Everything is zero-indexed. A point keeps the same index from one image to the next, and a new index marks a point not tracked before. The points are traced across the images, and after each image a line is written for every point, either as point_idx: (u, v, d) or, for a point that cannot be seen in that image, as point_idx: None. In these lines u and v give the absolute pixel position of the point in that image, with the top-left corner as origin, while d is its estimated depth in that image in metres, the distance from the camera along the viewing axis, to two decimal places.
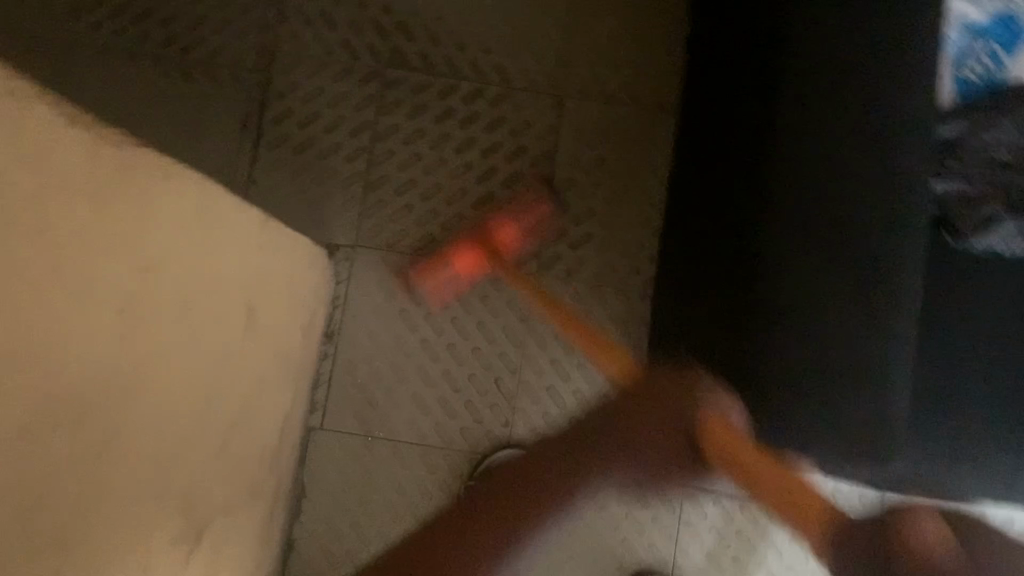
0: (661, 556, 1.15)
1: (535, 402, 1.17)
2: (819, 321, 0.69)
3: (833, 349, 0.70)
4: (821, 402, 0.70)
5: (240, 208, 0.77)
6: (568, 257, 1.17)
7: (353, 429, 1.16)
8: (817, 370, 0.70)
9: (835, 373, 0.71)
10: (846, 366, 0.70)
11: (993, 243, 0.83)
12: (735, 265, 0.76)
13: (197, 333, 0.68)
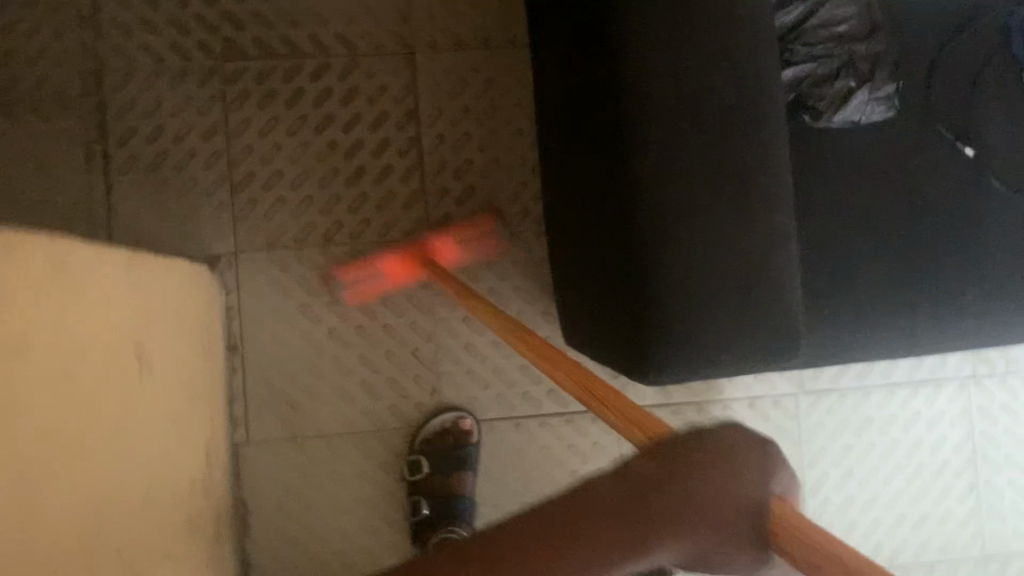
0: None
1: (457, 363, 1.17)
2: (704, 249, 0.73)
3: (726, 272, 0.74)
4: (714, 334, 0.75)
5: (97, 250, 0.72)
6: (457, 214, 1.16)
7: (282, 435, 1.14)
8: (719, 301, 0.74)
9: (733, 298, 0.75)
10: (741, 283, 0.74)
11: (853, 114, 0.85)
12: (604, 217, 0.78)
13: (83, 393, 0.65)
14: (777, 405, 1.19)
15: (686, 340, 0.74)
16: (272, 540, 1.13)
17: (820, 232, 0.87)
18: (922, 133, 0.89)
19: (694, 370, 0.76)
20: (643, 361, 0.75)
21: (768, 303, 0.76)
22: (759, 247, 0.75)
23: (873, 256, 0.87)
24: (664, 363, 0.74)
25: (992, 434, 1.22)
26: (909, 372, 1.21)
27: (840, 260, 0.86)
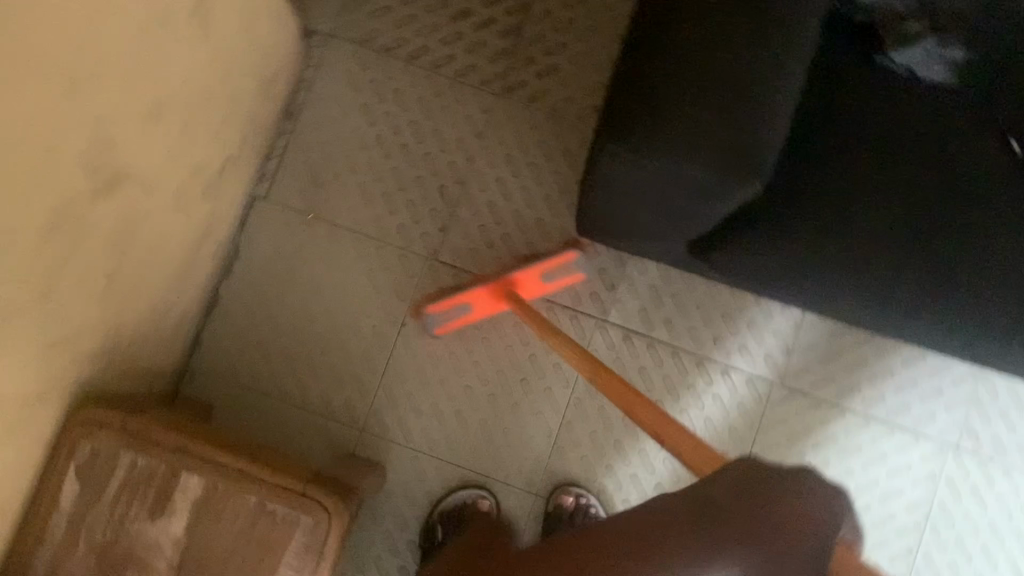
0: (565, 378, 1.19)
1: (474, 215, 1.21)
2: (713, 51, 0.72)
3: (729, 80, 0.72)
4: (685, 137, 0.71)
5: None
6: (532, 84, 1.21)
7: (296, 206, 1.21)
8: (708, 102, 0.72)
9: (726, 109, 0.72)
10: (741, 102, 0.72)
11: (914, 63, 0.91)
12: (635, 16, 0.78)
13: None
14: (749, 383, 1.18)
15: (658, 129, 0.71)
16: (244, 291, 1.20)
17: (823, 166, 0.88)
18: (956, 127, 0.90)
19: (651, 170, 0.74)
20: (606, 140, 0.74)
21: (756, 138, 0.73)
22: (772, 88, 0.74)
23: (869, 207, 0.87)
24: (626, 140, 0.72)
25: (951, 512, 1.16)
26: (891, 412, 1.18)
27: (836, 200, 0.87)
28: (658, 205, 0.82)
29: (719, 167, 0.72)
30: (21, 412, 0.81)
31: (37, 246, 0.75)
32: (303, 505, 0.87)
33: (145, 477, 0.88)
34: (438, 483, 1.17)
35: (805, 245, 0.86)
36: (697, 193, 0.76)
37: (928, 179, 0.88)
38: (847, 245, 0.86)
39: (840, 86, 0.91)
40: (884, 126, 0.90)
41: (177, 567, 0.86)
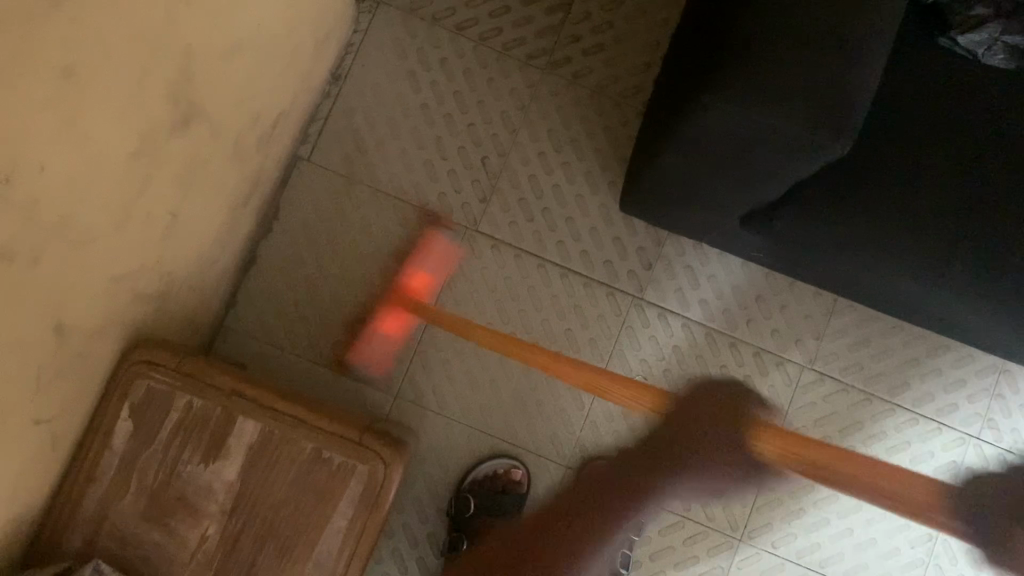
0: (600, 353, 1.20)
1: (515, 187, 1.21)
2: (812, 14, 0.76)
3: (823, 39, 0.76)
4: (782, 91, 0.75)
5: None
6: (578, 61, 1.22)
7: (338, 170, 1.20)
8: (802, 60, 0.75)
9: (818, 66, 0.76)
10: (833, 61, 0.76)
11: (977, 45, 0.93)
12: None
13: None
14: (780, 366, 1.20)
15: (757, 83, 0.75)
16: (282, 251, 1.19)
17: (885, 145, 0.92)
18: (1015, 114, 0.93)
19: (743, 122, 0.77)
20: (705, 92, 0.78)
21: (847, 92, 0.76)
22: (863, 48, 0.77)
23: (929, 188, 0.91)
24: (723, 93, 0.76)
25: (970, 501, 1.19)
26: (915, 401, 1.21)
27: (898, 178, 0.91)
28: (737, 166, 0.85)
29: (813, 120, 0.76)
30: (87, 343, 0.80)
31: (121, 173, 0.75)
32: (359, 455, 0.87)
33: (199, 421, 0.87)
34: (469, 450, 1.17)
35: (865, 221, 0.90)
36: (784, 149, 0.80)
37: (984, 163, 0.91)
38: (899, 225, 0.90)
39: (901, 66, 0.95)
40: (942, 110, 0.93)
41: (231, 511, 0.86)
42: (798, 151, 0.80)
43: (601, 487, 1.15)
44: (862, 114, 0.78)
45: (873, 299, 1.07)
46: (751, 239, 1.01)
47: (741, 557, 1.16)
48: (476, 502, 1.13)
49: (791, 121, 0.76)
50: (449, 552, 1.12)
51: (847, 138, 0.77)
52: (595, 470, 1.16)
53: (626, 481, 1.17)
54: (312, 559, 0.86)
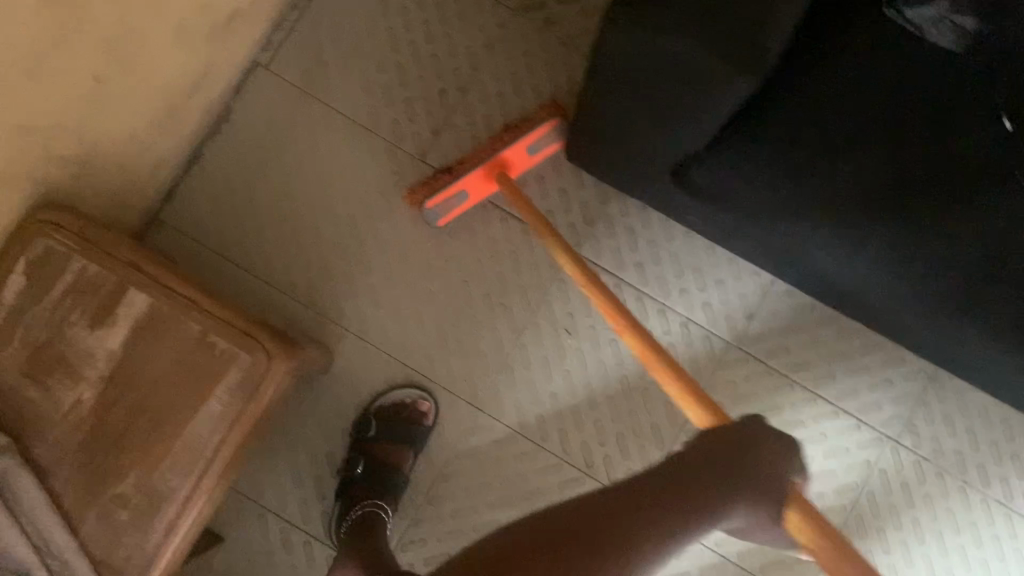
0: (529, 301, 1.19)
1: (468, 124, 1.20)
2: None
3: None
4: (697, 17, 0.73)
5: None
6: (550, 8, 1.21)
7: (294, 82, 1.20)
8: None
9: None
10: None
11: (924, 22, 0.91)
12: None
13: None
14: (705, 339, 1.20)
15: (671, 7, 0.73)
16: (228, 153, 1.19)
17: (820, 114, 0.90)
18: (959, 101, 0.91)
19: (657, 51, 0.75)
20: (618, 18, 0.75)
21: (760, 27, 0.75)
22: None
23: (856, 161, 0.89)
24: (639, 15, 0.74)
25: (877, 502, 1.18)
26: (838, 395, 1.19)
27: (827, 147, 0.89)
28: (652, 106, 0.83)
29: (723, 51, 0.74)
30: None
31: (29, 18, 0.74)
32: (244, 346, 0.86)
33: (91, 287, 0.87)
34: (383, 378, 1.17)
35: (785, 183, 0.89)
36: (694, 87, 0.78)
37: (919, 146, 0.90)
38: (818, 194, 0.88)
39: (852, 36, 0.93)
40: (885, 85, 0.91)
41: (108, 379, 0.86)
42: (697, 85, 0.78)
43: None
44: (772, 54, 0.77)
45: (798, 277, 1.05)
46: (679, 196, 0.99)
47: None
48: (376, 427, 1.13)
49: (704, 51, 0.74)
50: (341, 487, 1.11)
51: (754, 76, 0.77)
52: None
53: None
54: (182, 438, 0.85)
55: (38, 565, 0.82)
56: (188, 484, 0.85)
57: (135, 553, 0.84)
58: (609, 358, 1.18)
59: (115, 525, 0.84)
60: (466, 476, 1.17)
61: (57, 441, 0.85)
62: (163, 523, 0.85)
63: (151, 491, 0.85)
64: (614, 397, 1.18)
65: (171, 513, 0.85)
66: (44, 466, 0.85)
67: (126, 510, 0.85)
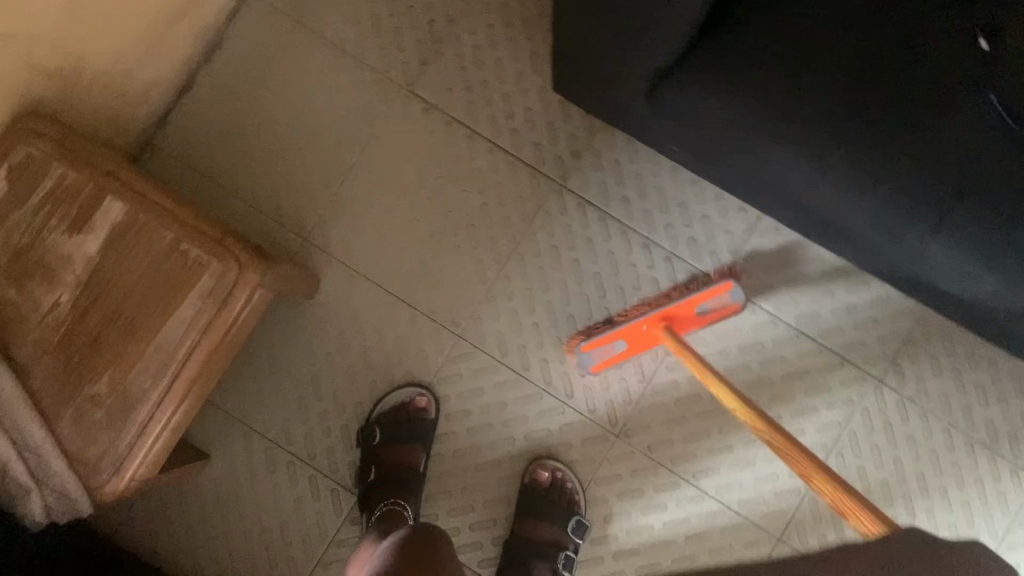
0: (512, 233, 1.19)
1: (457, 56, 1.21)
2: None
3: None
4: None
5: None
6: None
7: (287, 11, 1.21)
8: None
9: None
10: None
11: None
12: None
13: None
14: (690, 275, 1.18)
15: None
16: (219, 82, 1.21)
17: (790, 31, 0.89)
18: (934, 24, 0.91)
19: None
20: None
21: None
22: None
23: (826, 80, 0.89)
24: None
25: (859, 441, 1.18)
26: (822, 334, 1.19)
27: (796, 64, 0.89)
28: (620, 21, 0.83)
29: None
30: None
31: None
32: (216, 253, 0.88)
33: (70, 194, 0.89)
34: (367, 305, 1.19)
35: (755, 99, 0.88)
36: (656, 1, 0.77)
37: (889, 65, 0.89)
38: (786, 111, 0.88)
39: None
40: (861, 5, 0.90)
41: (85, 283, 0.88)
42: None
43: (541, 488, 1.15)
44: None
45: (776, 204, 1.05)
46: (652, 118, 0.99)
47: (615, 453, 1.17)
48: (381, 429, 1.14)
49: None
50: (360, 471, 1.14)
51: None
52: (537, 471, 1.15)
53: (565, 478, 1.15)
54: (155, 342, 0.88)
55: (15, 459, 0.85)
56: (159, 388, 0.88)
57: (109, 451, 0.88)
58: (591, 291, 1.18)
59: (90, 425, 0.87)
60: (446, 403, 1.18)
61: (35, 341, 0.88)
62: (135, 424, 0.88)
63: (125, 394, 0.88)
64: (595, 329, 1.18)
65: (142, 415, 0.88)
66: (22, 365, 0.87)
67: (101, 410, 0.87)
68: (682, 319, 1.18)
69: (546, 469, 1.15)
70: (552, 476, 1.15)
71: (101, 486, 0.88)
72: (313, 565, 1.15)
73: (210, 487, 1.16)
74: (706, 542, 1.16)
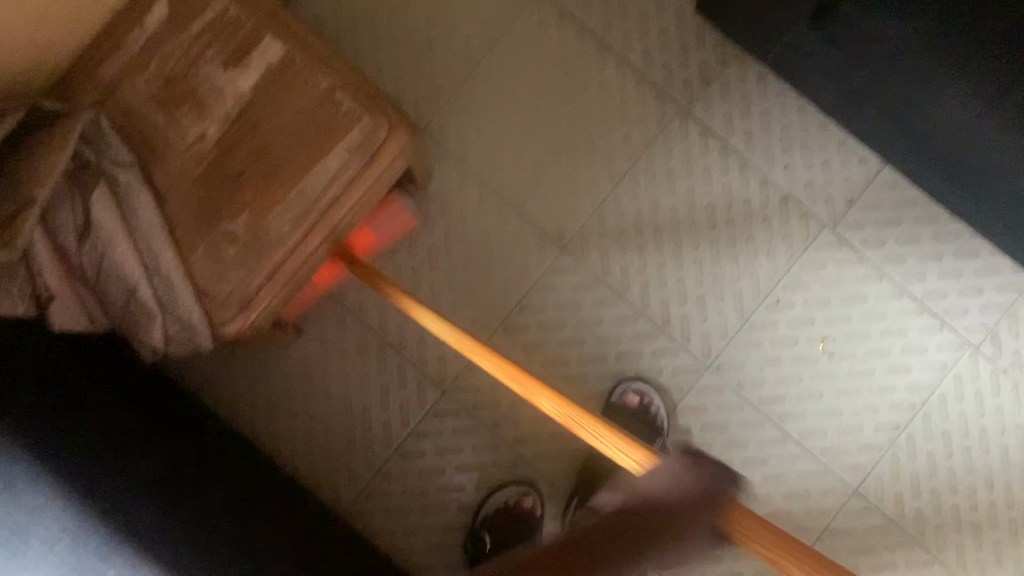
0: (630, 151, 1.18)
1: None
2: None
3: None
4: None
5: None
6: None
7: None
8: None
9: None
10: None
11: None
12: None
13: None
14: (803, 218, 1.18)
15: None
16: None
17: None
18: None
19: None
20: None
21: None
22: None
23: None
24: None
25: (948, 405, 1.16)
26: (925, 295, 1.18)
27: None
28: None
29: None
30: None
31: None
32: (368, 107, 0.87)
33: (228, 28, 0.88)
34: (476, 205, 1.18)
35: (940, 15, 0.81)
36: None
37: None
38: (974, 33, 0.81)
39: None
40: None
41: (234, 120, 0.88)
42: None
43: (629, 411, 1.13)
44: None
45: (924, 148, 1.03)
46: (823, 33, 0.95)
47: (704, 385, 1.16)
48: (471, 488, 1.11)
49: None
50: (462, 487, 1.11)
51: None
52: (626, 395, 1.13)
53: (654, 403, 1.13)
54: (297, 189, 0.87)
55: (143, 284, 0.84)
56: (296, 235, 0.87)
57: (236, 291, 0.87)
58: (702, 220, 1.18)
59: (222, 260, 0.86)
60: (543, 311, 1.17)
61: (177, 170, 0.87)
62: (268, 266, 0.87)
63: (260, 236, 0.87)
64: (701, 260, 1.18)
65: (275, 259, 0.86)
66: (162, 192, 0.87)
67: (235, 247, 0.87)
68: (789, 261, 1.18)
69: (636, 394, 1.13)
70: (642, 401, 1.13)
71: (225, 325, 0.87)
72: (391, 452, 1.14)
73: (299, 363, 1.16)
74: (783, 485, 1.15)
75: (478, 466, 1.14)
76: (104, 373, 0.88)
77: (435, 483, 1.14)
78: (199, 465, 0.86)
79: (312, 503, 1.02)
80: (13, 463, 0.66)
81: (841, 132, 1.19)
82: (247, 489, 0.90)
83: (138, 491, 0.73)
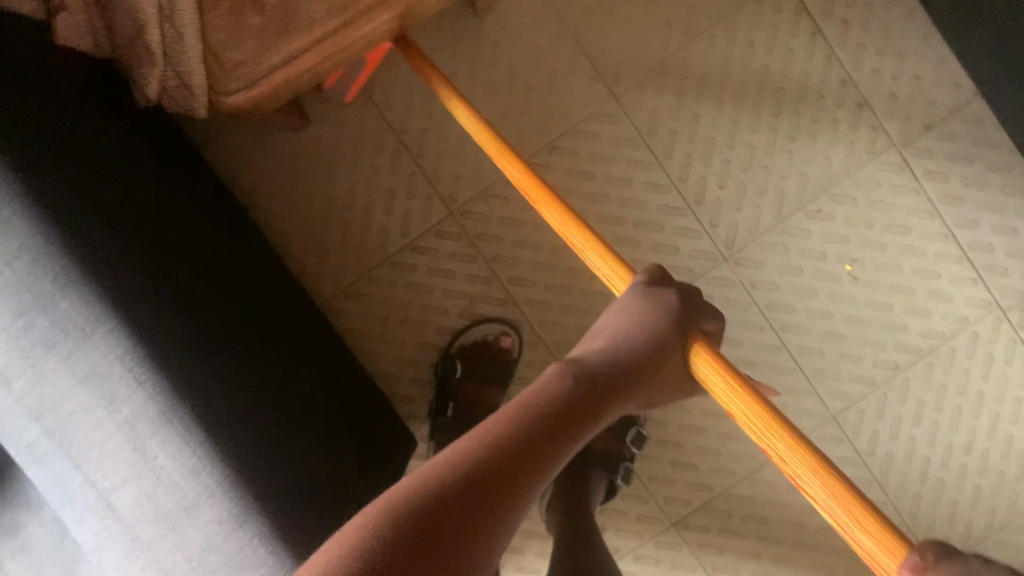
0: (715, 11, 1.10)
1: None
2: None
3: None
4: None
5: None
6: None
7: None
8: None
9: None
10: None
11: None
12: None
13: None
14: (872, 130, 1.10)
15: None
16: None
17: None
18: None
19: None
20: None
21: None
22: None
23: None
24: None
25: (954, 360, 1.12)
26: (971, 244, 1.10)
27: None
28: None
29: None
30: None
31: None
32: None
33: None
34: (535, 24, 1.09)
35: None
36: None
37: None
38: None
39: None
40: None
41: None
42: None
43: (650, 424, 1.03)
44: None
45: None
46: None
47: (717, 275, 1.11)
48: (462, 368, 1.08)
49: None
50: (444, 365, 1.09)
51: None
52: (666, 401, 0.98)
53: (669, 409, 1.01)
54: None
55: (153, 25, 0.75)
56: (330, 24, 0.79)
57: (248, 63, 0.79)
58: (767, 105, 1.10)
59: (242, 27, 0.77)
60: (574, 157, 1.10)
61: None
62: (289, 47, 0.79)
63: (290, 15, 0.77)
64: (753, 146, 1.10)
65: (299, 45, 0.79)
66: None
67: (259, 17, 0.77)
68: (845, 169, 1.10)
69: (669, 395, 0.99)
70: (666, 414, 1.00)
71: (225, 92, 0.81)
72: (384, 259, 1.11)
73: (312, 144, 1.10)
74: None
75: (467, 295, 1.11)
76: (85, 87, 0.81)
77: (420, 300, 1.11)
78: (169, 208, 0.80)
79: (292, 283, 1.00)
80: (58, 304, 0.62)
81: (943, 49, 1.09)
82: (206, 221, 0.86)
83: (91, 196, 0.68)
